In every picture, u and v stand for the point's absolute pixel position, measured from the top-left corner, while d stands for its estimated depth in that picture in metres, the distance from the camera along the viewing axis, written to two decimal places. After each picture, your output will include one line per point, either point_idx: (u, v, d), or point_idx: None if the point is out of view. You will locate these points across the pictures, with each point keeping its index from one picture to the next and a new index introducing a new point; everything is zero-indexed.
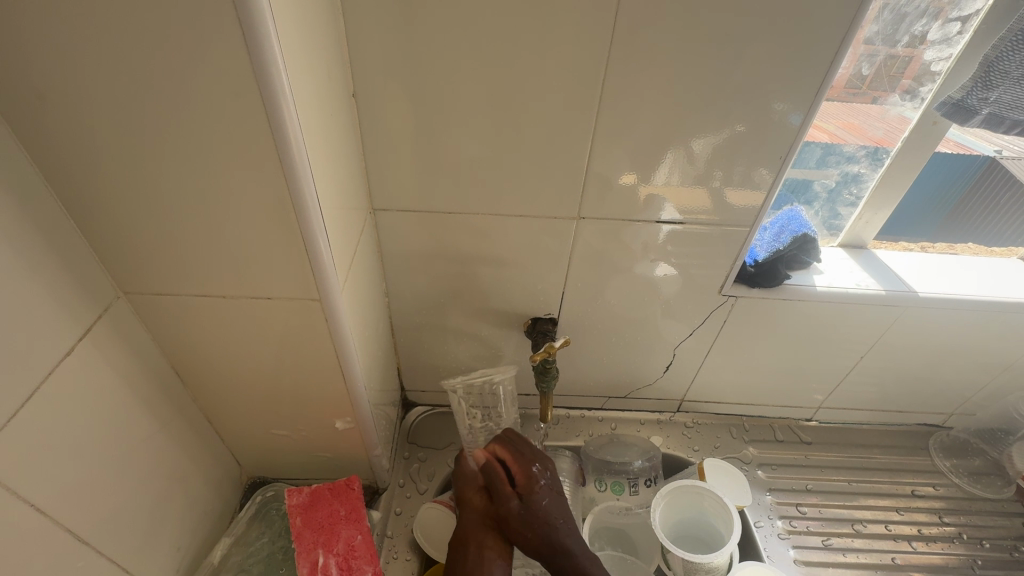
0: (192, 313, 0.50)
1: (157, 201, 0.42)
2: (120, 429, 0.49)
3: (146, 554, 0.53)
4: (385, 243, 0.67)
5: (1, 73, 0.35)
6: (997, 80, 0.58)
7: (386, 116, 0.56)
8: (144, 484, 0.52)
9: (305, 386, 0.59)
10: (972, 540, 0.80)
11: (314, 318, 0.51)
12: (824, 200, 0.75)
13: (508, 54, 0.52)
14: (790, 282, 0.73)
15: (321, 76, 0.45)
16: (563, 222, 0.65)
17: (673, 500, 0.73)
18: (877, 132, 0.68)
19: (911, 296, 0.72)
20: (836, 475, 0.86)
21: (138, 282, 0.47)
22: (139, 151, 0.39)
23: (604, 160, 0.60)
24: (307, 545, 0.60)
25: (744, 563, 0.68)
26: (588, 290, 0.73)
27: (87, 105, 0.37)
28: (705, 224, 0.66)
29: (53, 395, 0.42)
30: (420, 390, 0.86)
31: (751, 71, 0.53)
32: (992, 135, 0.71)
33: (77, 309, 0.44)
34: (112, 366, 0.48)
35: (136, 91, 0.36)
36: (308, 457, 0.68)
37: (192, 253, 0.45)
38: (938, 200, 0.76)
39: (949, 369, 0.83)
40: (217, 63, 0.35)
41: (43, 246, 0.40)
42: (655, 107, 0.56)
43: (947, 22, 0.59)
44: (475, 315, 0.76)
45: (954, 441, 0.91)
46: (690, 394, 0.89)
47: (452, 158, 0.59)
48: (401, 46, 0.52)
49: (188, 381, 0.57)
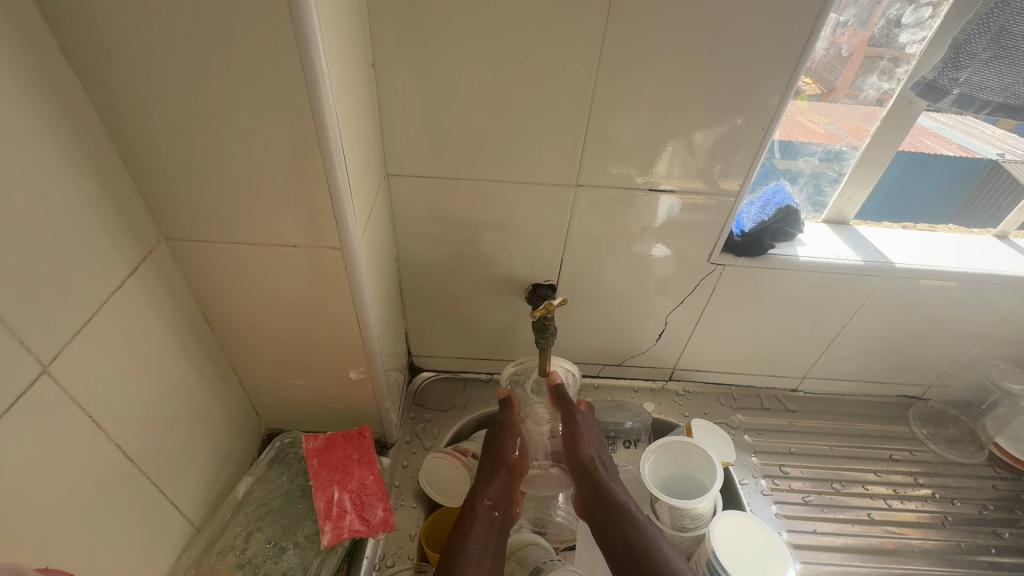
0: (225, 260, 0.56)
1: (200, 152, 0.47)
2: (161, 362, 0.54)
3: (181, 480, 0.58)
4: (397, 209, 0.72)
5: (72, 30, 0.40)
6: (966, 61, 0.63)
7: (401, 85, 0.61)
8: (181, 417, 0.58)
9: (323, 335, 0.64)
10: (944, 499, 0.85)
11: (335, 266, 0.56)
12: (808, 177, 0.79)
13: (515, 27, 0.57)
14: (774, 252, 0.78)
15: (347, 41, 0.50)
16: (563, 190, 0.70)
17: (662, 456, 0.78)
18: (856, 113, 0.72)
19: (888, 267, 0.77)
20: (818, 440, 0.91)
21: (180, 229, 0.53)
22: (189, 103, 0.44)
23: (602, 131, 0.64)
24: (324, 482, 0.65)
25: (725, 512, 0.73)
26: (586, 258, 0.78)
27: (145, 61, 0.42)
28: (699, 195, 0.71)
29: (108, 320, 0.47)
30: (426, 355, 0.91)
31: (739, 47, 0.58)
32: (993, 138, 0.78)
33: (127, 248, 0.49)
34: (155, 304, 0.53)
35: (189, 47, 0.41)
36: (323, 407, 0.74)
37: (229, 201, 0.51)
38: (933, 192, 0.83)
39: (927, 341, 0.88)
40: (263, 22, 0.40)
41: (100, 188, 0.46)
42: (650, 79, 0.60)
43: (919, 7, 0.63)
44: (479, 280, 0.80)
45: (931, 411, 0.96)
46: (682, 364, 0.94)
47: (462, 126, 0.64)
48: (419, 19, 0.56)
49: (218, 327, 0.63)
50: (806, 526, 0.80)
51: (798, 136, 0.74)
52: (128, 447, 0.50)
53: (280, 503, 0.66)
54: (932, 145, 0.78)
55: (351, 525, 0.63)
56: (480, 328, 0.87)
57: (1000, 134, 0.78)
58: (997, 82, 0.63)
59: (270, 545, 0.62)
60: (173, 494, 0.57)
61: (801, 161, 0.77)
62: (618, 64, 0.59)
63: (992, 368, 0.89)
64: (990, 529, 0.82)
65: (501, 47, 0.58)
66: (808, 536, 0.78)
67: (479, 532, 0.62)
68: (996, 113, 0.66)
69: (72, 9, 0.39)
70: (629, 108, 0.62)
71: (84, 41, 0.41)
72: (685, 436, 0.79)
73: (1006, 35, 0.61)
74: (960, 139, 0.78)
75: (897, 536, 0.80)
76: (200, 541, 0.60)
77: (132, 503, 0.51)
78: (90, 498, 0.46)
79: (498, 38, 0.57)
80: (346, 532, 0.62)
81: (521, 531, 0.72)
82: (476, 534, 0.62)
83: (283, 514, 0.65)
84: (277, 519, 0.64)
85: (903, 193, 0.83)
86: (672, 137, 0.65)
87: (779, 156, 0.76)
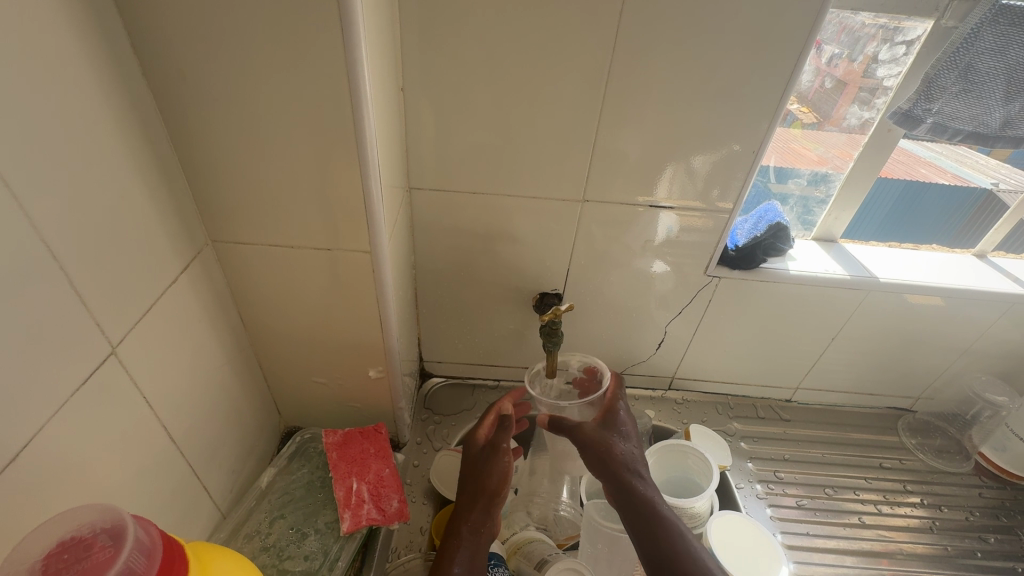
0: (263, 262, 0.61)
1: (250, 162, 0.53)
2: (203, 353, 0.59)
3: (213, 465, 0.62)
4: (416, 220, 0.77)
5: (153, 55, 0.47)
6: (937, 94, 0.69)
7: (426, 107, 0.67)
8: (215, 406, 0.62)
9: (346, 335, 0.69)
10: (933, 506, 0.89)
11: (365, 269, 0.61)
12: (797, 198, 0.86)
13: (530, 58, 0.63)
14: (766, 266, 0.83)
15: (384, 67, 0.56)
16: (572, 205, 0.75)
17: (661, 459, 0.82)
18: (840, 140, 0.78)
19: (873, 281, 0.82)
20: (811, 448, 0.95)
21: (225, 232, 0.59)
22: (246, 120, 0.50)
23: (608, 150, 0.70)
24: (343, 473, 0.70)
25: (721, 512, 0.77)
26: (590, 270, 0.83)
27: (210, 82, 0.48)
28: (696, 212, 0.76)
29: (163, 312, 0.52)
30: (436, 361, 0.96)
31: (731, 78, 0.64)
32: (987, 168, 0.86)
33: (181, 247, 0.55)
34: (199, 299, 0.58)
35: (251, 71, 0.47)
36: (341, 406, 0.78)
37: (271, 208, 0.57)
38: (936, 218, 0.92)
39: (914, 354, 0.93)
40: (318, 51, 0.46)
41: (163, 192, 0.52)
42: (652, 107, 0.66)
43: (894, 45, 0.70)
44: (490, 289, 0.86)
45: (919, 422, 1.01)
46: (680, 373, 0.98)
47: (480, 144, 0.70)
48: (447, 49, 0.63)
49: (250, 325, 0.68)
50: (799, 528, 0.83)
51: (791, 161, 0.80)
52: (171, 428, 0.55)
53: (301, 492, 0.70)
54: (927, 173, 0.89)
55: (368, 513, 0.67)
56: (490, 335, 0.92)
57: (993, 163, 0.85)
58: (966, 112, 0.70)
59: (292, 531, 0.65)
60: (205, 478, 0.61)
61: (791, 183, 0.83)
62: (623, 91, 0.65)
63: (974, 380, 0.94)
64: (975, 535, 0.85)
65: (519, 74, 0.64)
66: (800, 538, 0.82)
67: (463, 554, 0.59)
68: (967, 140, 0.72)
69: (153, 36, 0.46)
70: (633, 130, 0.68)
71: (162, 65, 0.47)
72: (683, 440, 0.83)
73: (972, 71, 0.67)
74: (954, 168, 0.88)
75: (887, 539, 0.83)
76: (227, 526, 0.64)
77: (171, 482, 0.55)
78: (138, 473, 0.50)
79: (517, 67, 0.64)
80: (364, 519, 0.66)
81: (526, 528, 0.75)
82: (459, 555, 0.58)
83: (304, 503, 0.69)
84: (299, 507, 0.68)
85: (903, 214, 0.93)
86: (673, 160, 0.71)
87: (772, 179, 0.82)
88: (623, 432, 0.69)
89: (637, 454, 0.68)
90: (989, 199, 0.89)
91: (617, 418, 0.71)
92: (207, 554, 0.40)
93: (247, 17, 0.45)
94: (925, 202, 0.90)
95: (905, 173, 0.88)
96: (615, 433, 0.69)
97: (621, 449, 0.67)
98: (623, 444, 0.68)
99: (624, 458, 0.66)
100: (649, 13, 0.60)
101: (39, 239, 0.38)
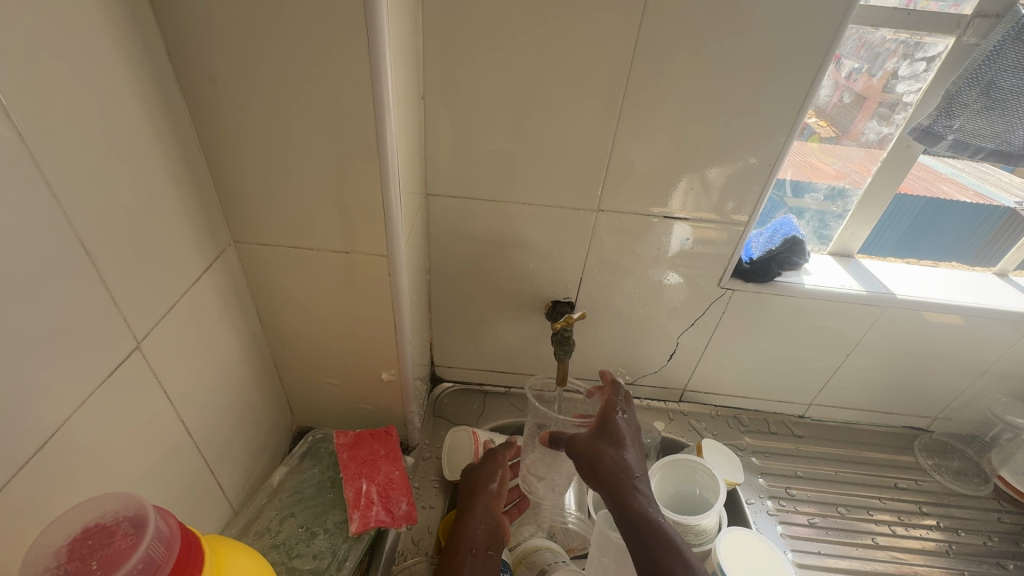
0: (281, 263, 0.63)
1: (273, 166, 0.55)
2: (221, 349, 0.61)
3: (226, 461, 0.63)
4: (432, 225, 0.79)
5: (188, 60, 0.48)
6: (958, 111, 0.68)
7: (444, 114, 0.68)
8: (230, 403, 0.63)
9: (360, 336, 0.70)
10: (949, 529, 0.87)
11: (381, 272, 0.62)
12: (814, 213, 0.85)
13: (546, 69, 0.64)
14: (781, 280, 0.83)
15: (406, 75, 0.57)
16: (586, 214, 0.76)
17: (667, 473, 0.81)
18: (859, 156, 0.78)
19: (889, 297, 0.81)
20: (824, 465, 0.94)
21: (247, 233, 0.60)
22: (270, 123, 0.52)
23: (624, 158, 0.71)
24: (354, 474, 0.70)
25: (730, 529, 0.75)
26: (602, 280, 0.83)
27: (239, 88, 0.50)
28: (711, 224, 0.76)
29: (185, 308, 0.54)
30: (447, 366, 0.97)
31: (748, 91, 0.64)
32: (1010, 187, 0.84)
33: (206, 247, 0.56)
34: (220, 298, 0.60)
35: (279, 80, 0.49)
36: (354, 407, 0.79)
37: (290, 210, 0.58)
38: (966, 238, 0.89)
39: (933, 373, 0.91)
40: (343, 59, 0.48)
41: (191, 192, 0.53)
42: (669, 117, 0.67)
43: (914, 61, 0.70)
44: (502, 296, 0.86)
45: (936, 443, 0.99)
46: (691, 386, 0.98)
47: (495, 152, 0.71)
48: (466, 59, 0.64)
49: (268, 325, 0.69)
50: (810, 547, 0.82)
51: (809, 175, 0.80)
52: (189, 422, 0.56)
53: (312, 491, 0.71)
54: (948, 189, 0.85)
55: (377, 515, 0.67)
56: (501, 342, 0.93)
57: (1015, 181, 0.85)
58: (989, 129, 0.68)
59: (301, 529, 0.66)
60: (219, 474, 0.62)
61: (807, 197, 0.83)
62: (640, 101, 0.66)
63: (994, 401, 0.92)
64: (994, 560, 0.83)
65: (537, 86, 0.65)
66: (811, 557, 0.80)
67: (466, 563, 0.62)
68: (989, 158, 0.71)
69: (189, 47, 0.48)
70: (648, 143, 0.69)
71: (194, 69, 0.49)
72: (691, 455, 0.82)
73: (995, 88, 0.66)
74: (977, 186, 0.86)
75: (901, 561, 0.81)
76: (238, 522, 0.66)
77: (187, 474, 0.56)
78: (158, 464, 0.52)
79: (535, 78, 0.65)
80: (373, 521, 0.66)
81: (535, 537, 0.73)
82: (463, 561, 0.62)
83: (315, 502, 0.69)
84: (310, 506, 0.69)
85: (921, 232, 0.88)
86: (689, 173, 0.71)
87: (789, 193, 0.82)
88: (619, 440, 0.66)
89: (636, 462, 0.65)
90: (1012, 218, 0.85)
91: (612, 424, 0.68)
92: (221, 546, 0.41)
93: (277, 27, 0.46)
94: (949, 220, 0.87)
95: (926, 190, 0.84)
96: (610, 442, 0.66)
97: (615, 458, 0.64)
98: (619, 454, 0.65)
99: (618, 468, 0.63)
100: (664, 26, 0.60)
101: (75, 237, 0.40)
